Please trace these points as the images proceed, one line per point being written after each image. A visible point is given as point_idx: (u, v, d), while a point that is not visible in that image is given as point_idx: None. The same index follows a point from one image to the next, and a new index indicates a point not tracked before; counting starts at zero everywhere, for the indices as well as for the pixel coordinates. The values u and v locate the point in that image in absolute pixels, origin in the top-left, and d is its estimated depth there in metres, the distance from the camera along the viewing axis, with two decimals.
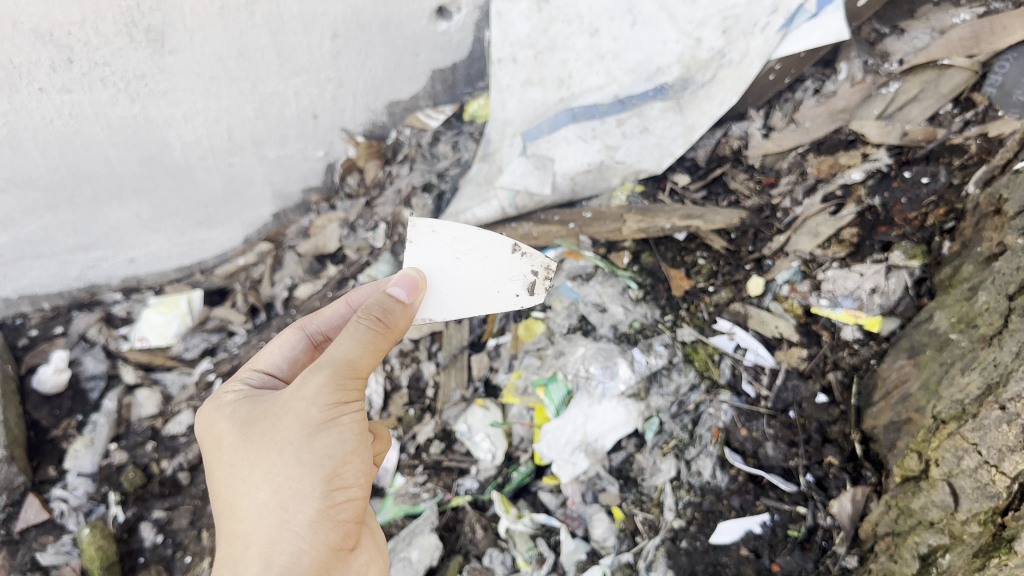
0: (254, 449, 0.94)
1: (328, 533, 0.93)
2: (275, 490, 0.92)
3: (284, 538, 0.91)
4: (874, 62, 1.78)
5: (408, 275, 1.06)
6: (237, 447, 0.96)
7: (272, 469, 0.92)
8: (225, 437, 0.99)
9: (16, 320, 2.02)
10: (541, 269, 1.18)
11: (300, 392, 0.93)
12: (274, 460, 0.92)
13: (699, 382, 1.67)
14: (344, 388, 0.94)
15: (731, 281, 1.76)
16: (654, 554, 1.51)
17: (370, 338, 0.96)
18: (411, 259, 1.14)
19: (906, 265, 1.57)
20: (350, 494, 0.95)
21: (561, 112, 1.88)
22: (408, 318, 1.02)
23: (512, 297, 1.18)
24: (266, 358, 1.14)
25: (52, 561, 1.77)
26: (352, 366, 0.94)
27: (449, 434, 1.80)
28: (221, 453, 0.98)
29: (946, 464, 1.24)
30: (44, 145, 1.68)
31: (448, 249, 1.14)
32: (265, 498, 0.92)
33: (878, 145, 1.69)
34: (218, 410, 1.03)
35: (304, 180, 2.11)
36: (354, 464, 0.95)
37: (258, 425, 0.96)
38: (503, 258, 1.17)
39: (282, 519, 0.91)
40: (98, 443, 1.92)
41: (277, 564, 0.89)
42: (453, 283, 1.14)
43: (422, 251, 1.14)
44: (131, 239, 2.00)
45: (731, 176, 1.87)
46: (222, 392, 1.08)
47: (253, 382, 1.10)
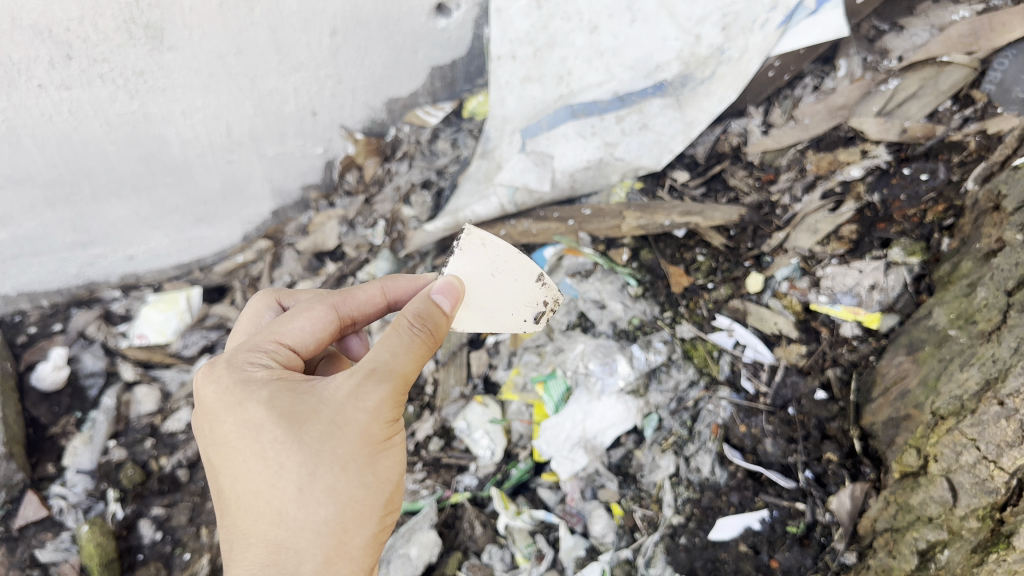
0: (310, 456, 0.89)
1: (371, 556, 0.94)
2: (336, 508, 0.90)
3: (342, 560, 0.90)
4: (873, 59, 1.76)
5: (451, 281, 1.10)
6: (287, 449, 0.89)
7: (335, 486, 0.90)
8: (265, 428, 0.91)
9: (15, 316, 2.02)
10: (551, 300, 1.25)
11: (367, 404, 0.91)
12: (338, 476, 0.90)
13: (698, 379, 1.68)
14: (400, 405, 0.95)
15: (731, 278, 1.77)
16: (653, 550, 1.51)
17: (423, 352, 0.97)
18: (454, 266, 1.14)
19: (905, 261, 1.57)
20: (390, 514, 0.97)
21: (560, 108, 1.87)
22: (449, 325, 1.04)
23: (521, 322, 1.23)
24: (297, 333, 1.06)
25: (51, 557, 1.76)
26: (408, 383, 0.95)
27: (448, 431, 1.80)
28: (261, 446, 0.90)
29: (945, 460, 1.24)
30: (43, 142, 1.68)
31: (488, 264, 1.17)
32: (325, 515, 0.89)
33: (878, 142, 1.69)
34: (247, 389, 0.94)
35: (303, 177, 2.11)
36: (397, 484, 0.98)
37: (312, 427, 0.90)
38: (528, 285, 1.21)
39: (341, 540, 0.90)
40: (97, 440, 1.91)
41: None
42: (481, 296, 1.16)
43: (467, 259, 1.15)
44: (129, 236, 1.99)
45: (730, 172, 1.88)
46: (255, 365, 0.98)
47: (279, 357, 1.02)
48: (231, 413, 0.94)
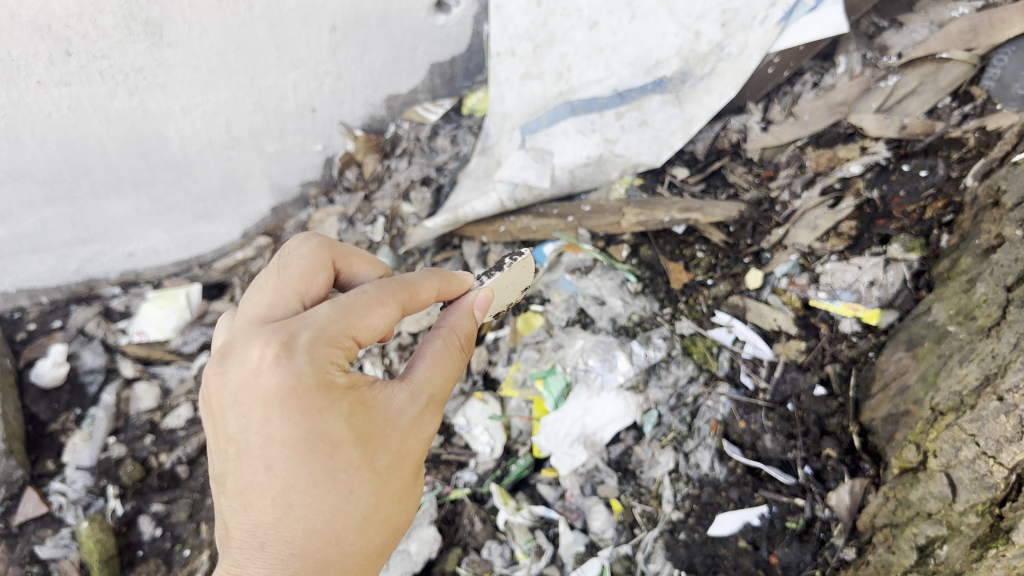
0: (380, 487, 0.93)
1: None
2: (382, 532, 0.95)
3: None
4: (873, 55, 1.76)
5: (482, 297, 1.12)
6: (365, 476, 0.91)
7: (386, 511, 0.95)
8: (342, 448, 0.89)
9: (14, 313, 2.02)
10: None
11: (422, 434, 0.98)
12: (393, 507, 0.96)
13: (697, 375, 1.68)
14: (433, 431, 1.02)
15: (730, 274, 1.76)
16: (652, 546, 1.53)
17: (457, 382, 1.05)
18: (495, 281, 1.24)
19: (904, 257, 1.57)
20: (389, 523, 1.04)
21: (560, 105, 1.88)
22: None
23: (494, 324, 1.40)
24: (369, 331, 0.94)
25: (50, 554, 1.78)
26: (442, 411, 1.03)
27: (448, 426, 1.79)
28: (335, 466, 0.89)
29: (944, 455, 1.24)
30: (42, 138, 1.68)
31: (514, 279, 1.30)
32: (374, 538, 0.94)
33: (877, 138, 1.68)
34: (328, 400, 0.89)
35: (302, 173, 2.11)
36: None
37: (385, 457, 0.94)
38: (520, 296, 1.38)
39: (375, 558, 0.96)
40: (97, 436, 1.92)
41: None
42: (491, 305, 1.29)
43: (508, 272, 1.26)
44: (128, 232, 1.99)
45: (729, 169, 1.87)
46: (328, 367, 0.89)
47: (346, 359, 0.91)
48: (303, 419, 0.87)
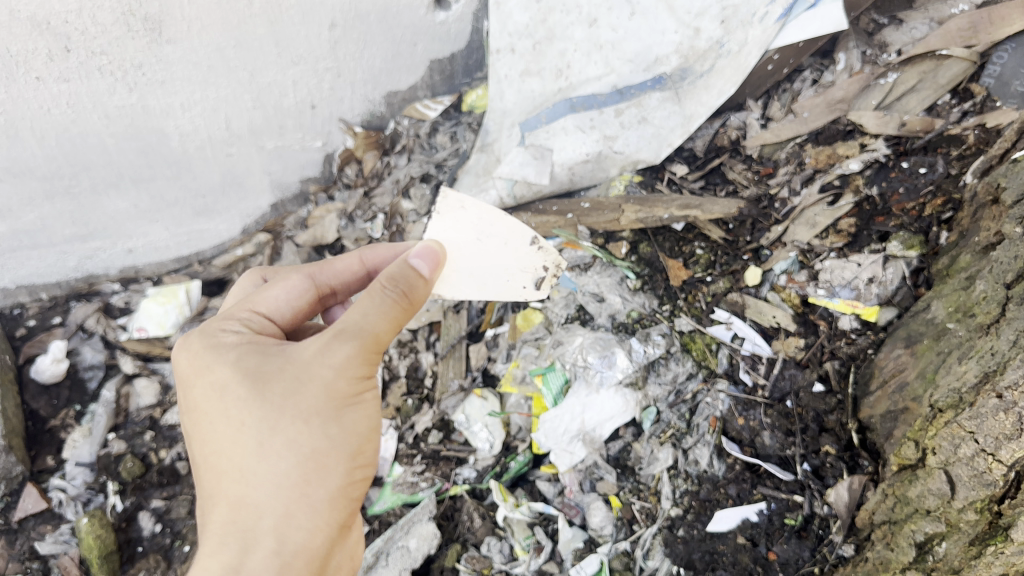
0: (272, 412, 0.90)
1: (341, 508, 0.93)
2: (295, 462, 0.89)
3: (300, 512, 0.89)
4: (873, 53, 1.76)
5: (431, 248, 1.07)
6: (250, 405, 0.91)
7: (291, 438, 0.89)
8: (228, 388, 0.93)
9: (14, 310, 2.01)
10: (552, 266, 1.25)
11: (326, 360, 0.91)
12: (301, 430, 0.90)
13: (696, 371, 1.68)
14: (371, 363, 0.94)
15: (729, 271, 1.76)
16: (651, 542, 1.54)
17: (399, 315, 0.97)
18: (438, 230, 1.18)
19: (903, 255, 1.57)
20: (363, 468, 0.95)
21: (558, 102, 1.88)
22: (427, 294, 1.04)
23: (520, 288, 1.23)
24: (270, 301, 1.09)
25: (51, 550, 1.81)
26: (381, 343, 0.94)
27: (447, 423, 1.81)
28: (227, 404, 0.92)
29: (942, 453, 1.25)
30: (41, 134, 1.68)
31: (469, 228, 1.19)
32: (283, 470, 0.89)
33: (877, 135, 1.68)
34: (215, 352, 0.96)
35: (301, 170, 2.11)
36: (370, 438, 0.95)
37: (276, 384, 0.91)
38: (522, 248, 1.23)
39: (301, 492, 0.89)
40: (97, 432, 1.93)
41: (293, 542, 0.88)
42: (464, 263, 1.18)
43: (446, 223, 1.18)
44: (128, 229, 1.99)
45: (729, 166, 1.86)
46: (220, 331, 1.00)
47: (252, 324, 1.04)
48: (201, 378, 0.96)
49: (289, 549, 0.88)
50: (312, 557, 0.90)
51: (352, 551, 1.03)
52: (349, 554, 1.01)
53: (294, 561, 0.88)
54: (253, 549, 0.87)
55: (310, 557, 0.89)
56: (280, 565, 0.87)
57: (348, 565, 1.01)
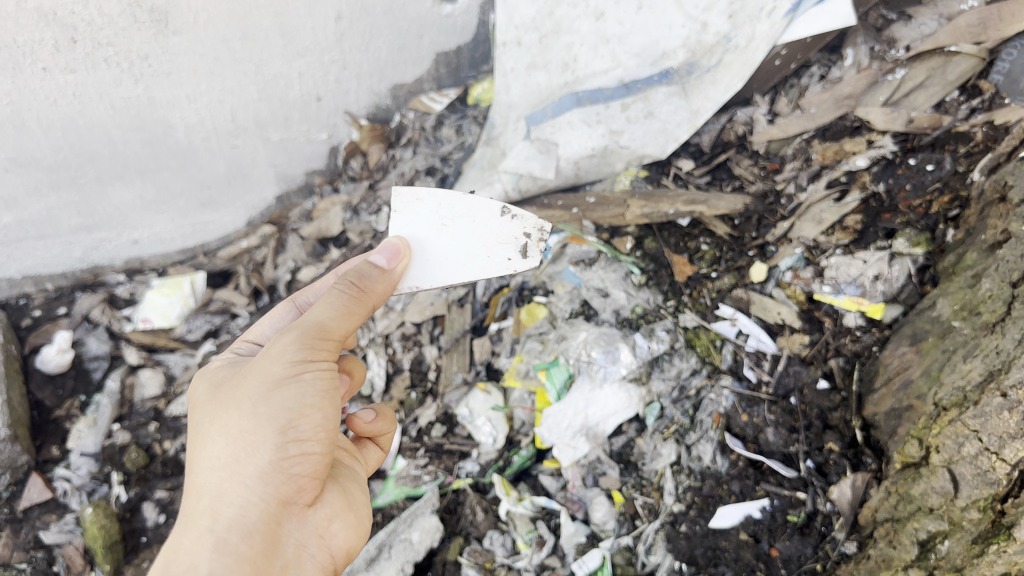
0: (216, 405, 0.96)
1: (278, 485, 0.92)
2: (230, 443, 0.92)
3: (233, 490, 0.91)
4: (881, 49, 1.74)
5: (392, 243, 1.13)
6: (205, 405, 0.98)
7: (228, 422, 0.93)
8: (198, 397, 1.01)
9: (19, 300, 2.03)
10: (534, 231, 1.25)
11: (269, 350, 0.94)
12: (232, 414, 0.93)
13: (700, 368, 1.68)
14: (314, 348, 0.94)
15: (734, 267, 1.76)
16: (653, 537, 1.54)
17: (345, 302, 0.98)
18: (399, 227, 1.19)
19: (909, 252, 1.56)
20: (305, 448, 0.93)
21: (564, 96, 1.87)
22: (388, 284, 1.08)
23: (505, 260, 1.23)
24: (257, 331, 1.17)
25: (55, 539, 1.82)
26: (324, 329, 0.95)
27: (450, 417, 1.81)
28: (194, 411, 1.00)
29: (947, 451, 1.24)
30: (48, 125, 1.68)
31: (432, 216, 1.20)
32: (221, 451, 0.92)
33: (884, 132, 1.67)
34: (201, 374, 1.06)
35: (306, 162, 2.11)
36: (313, 418, 0.93)
37: (227, 383, 0.98)
38: (492, 221, 1.24)
39: (233, 471, 0.91)
40: (101, 423, 1.94)
41: (225, 517, 0.90)
42: (437, 250, 1.19)
43: (407, 218, 1.19)
44: (133, 220, 2.00)
45: (735, 162, 1.86)
46: (211, 360, 1.12)
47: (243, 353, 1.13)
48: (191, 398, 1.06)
49: (221, 525, 0.90)
50: (248, 532, 0.90)
51: (326, 531, 0.99)
52: (317, 534, 0.98)
53: (226, 536, 0.89)
54: (191, 526, 0.91)
55: (245, 533, 0.90)
56: (210, 540, 0.89)
57: (321, 546, 0.98)
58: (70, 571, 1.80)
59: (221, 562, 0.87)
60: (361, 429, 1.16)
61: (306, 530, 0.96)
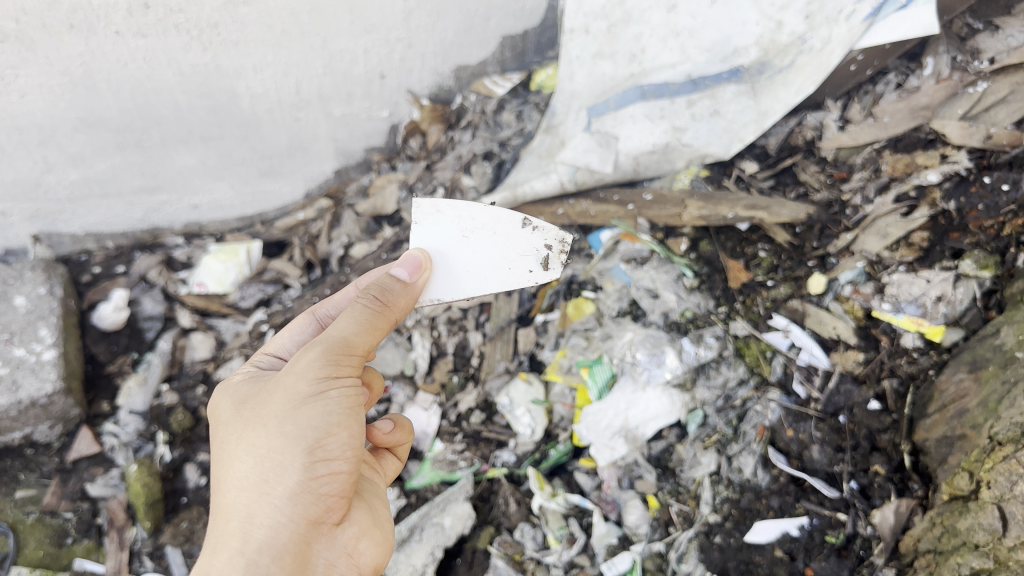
0: (242, 424, 0.99)
1: (307, 505, 0.95)
2: (257, 463, 0.95)
3: (263, 511, 0.94)
4: (964, 59, 1.63)
5: (413, 256, 1.13)
6: (231, 423, 1.01)
7: (255, 442, 0.96)
8: (223, 415, 1.05)
9: (80, 256, 2.07)
10: (555, 242, 1.23)
11: (294, 367, 0.98)
12: (259, 433, 0.96)
13: (748, 378, 1.64)
14: (337, 363, 0.98)
15: (792, 277, 1.68)
16: (686, 546, 1.51)
17: (367, 317, 1.02)
18: (419, 240, 1.19)
19: (976, 275, 1.49)
20: (333, 467, 0.95)
21: (629, 88, 1.81)
22: (410, 297, 1.10)
23: (527, 272, 1.21)
24: (277, 343, 1.21)
25: (100, 492, 1.89)
26: (347, 344, 1.00)
27: (490, 405, 1.81)
28: (220, 430, 1.03)
29: (998, 488, 1.21)
30: (117, 87, 1.72)
31: (452, 228, 1.20)
32: (249, 471, 0.95)
33: (959, 146, 1.57)
34: (223, 390, 1.10)
35: (366, 139, 2.12)
36: (339, 436, 0.96)
37: (252, 401, 1.01)
38: (513, 232, 1.22)
39: (263, 492, 0.94)
40: (151, 382, 2.00)
41: (256, 539, 0.93)
42: (456, 262, 1.18)
43: (428, 231, 1.19)
44: (195, 185, 2.03)
45: (802, 167, 1.77)
46: (233, 375, 1.16)
47: (263, 365, 1.17)
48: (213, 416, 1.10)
49: (252, 547, 0.92)
50: (280, 554, 0.93)
51: (354, 550, 1.02)
52: (346, 553, 1.00)
53: (257, 558, 0.92)
54: (221, 549, 0.94)
55: (276, 554, 0.92)
56: (242, 562, 0.91)
57: (350, 565, 1.01)
58: (112, 525, 1.86)
59: None
60: (379, 440, 1.17)
61: (336, 550, 0.99)
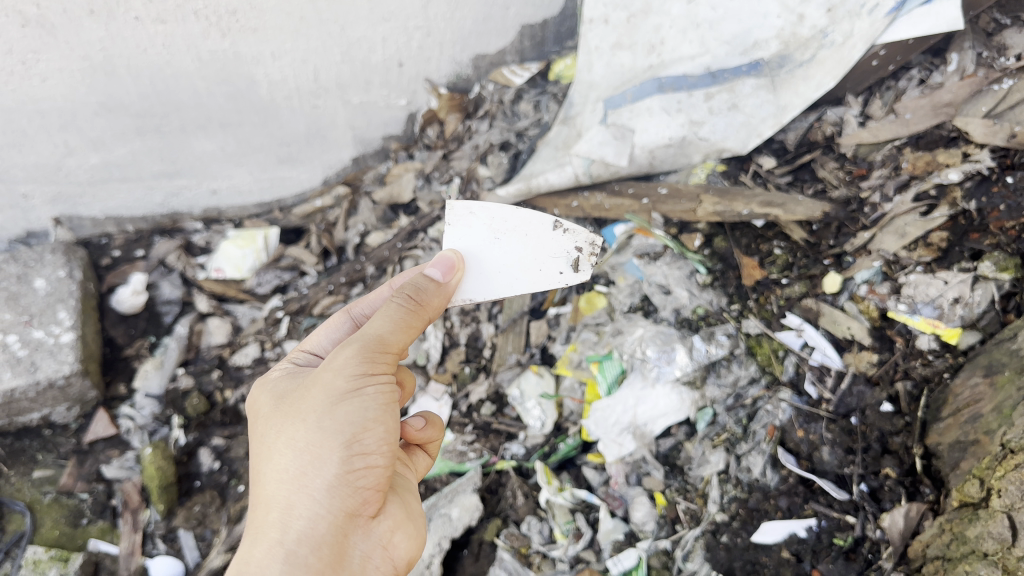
0: (281, 419, 1.00)
1: (345, 498, 0.95)
2: (297, 455, 0.96)
3: (302, 502, 0.94)
4: (989, 55, 1.59)
5: (446, 256, 1.13)
6: (271, 418, 1.03)
7: (294, 436, 0.97)
8: (262, 410, 1.06)
9: (101, 239, 2.09)
10: (585, 245, 1.24)
11: (331, 364, 0.99)
12: (299, 427, 0.97)
13: (759, 377, 1.62)
14: (373, 361, 0.98)
15: (806, 275, 1.66)
16: (692, 544, 1.52)
17: (402, 315, 1.02)
18: (451, 242, 1.18)
19: (994, 277, 1.46)
20: (369, 461, 0.96)
21: (647, 80, 1.78)
22: (444, 297, 1.10)
23: (557, 274, 1.22)
24: (313, 341, 1.21)
25: (115, 474, 1.91)
26: (382, 342, 1.00)
27: (501, 396, 1.82)
28: (260, 426, 1.04)
29: (1008, 496, 1.19)
30: (137, 72, 1.73)
31: (483, 230, 1.19)
32: (288, 464, 0.96)
33: (982, 145, 1.53)
34: (262, 385, 1.12)
35: (384, 127, 2.12)
36: (376, 431, 0.96)
37: (291, 397, 1.02)
38: (544, 235, 1.23)
39: (302, 484, 0.95)
40: (167, 366, 2.02)
41: (295, 530, 0.93)
42: (488, 262, 1.18)
43: (460, 233, 1.18)
44: (214, 171, 2.04)
45: (820, 163, 1.74)
46: (269, 371, 1.17)
47: (300, 362, 1.18)
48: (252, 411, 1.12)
49: (291, 538, 0.93)
50: (318, 544, 0.93)
51: (389, 542, 1.01)
52: (381, 545, 1.00)
53: (296, 548, 0.92)
54: (262, 539, 0.94)
55: (314, 545, 0.93)
56: (282, 553, 0.92)
57: (385, 557, 1.00)
58: (126, 507, 1.87)
59: None
60: (412, 436, 1.18)
61: (371, 542, 0.99)
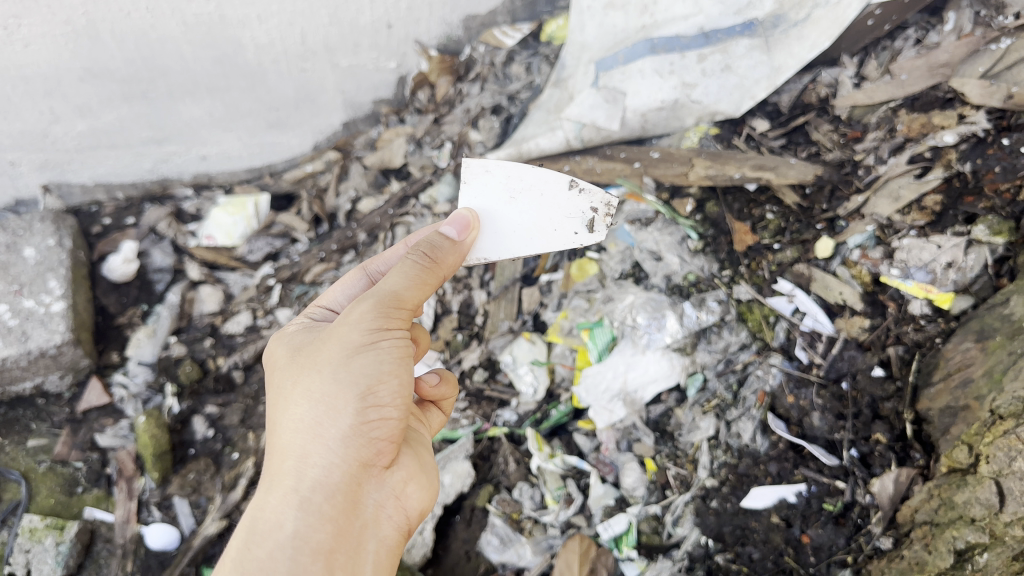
0: (296, 369, 0.99)
1: (359, 448, 0.95)
2: (312, 406, 0.95)
3: (316, 452, 0.94)
4: (987, 14, 1.56)
5: (460, 215, 1.12)
6: (286, 368, 1.02)
7: (310, 386, 0.96)
8: (278, 360, 1.05)
9: (90, 207, 2.06)
10: (601, 205, 1.21)
11: (347, 318, 0.97)
12: (314, 377, 0.96)
13: (750, 342, 1.62)
14: (388, 316, 0.97)
15: (799, 240, 1.65)
16: (682, 509, 1.54)
17: (417, 272, 1.00)
18: (466, 200, 1.17)
19: (988, 241, 1.45)
20: (384, 413, 0.95)
21: (639, 41, 1.73)
22: (458, 255, 1.08)
23: (572, 234, 1.20)
24: (329, 296, 1.20)
25: (109, 442, 1.91)
26: (398, 298, 0.98)
27: (494, 363, 1.80)
28: (275, 376, 1.04)
29: (996, 463, 1.21)
30: (121, 38, 1.70)
31: (499, 189, 1.18)
32: (303, 414, 0.96)
33: (978, 106, 1.50)
34: (278, 337, 1.11)
35: (375, 91, 2.08)
36: (391, 384, 0.95)
37: (306, 349, 1.01)
38: (560, 194, 1.20)
39: (317, 434, 0.95)
40: (159, 334, 2.02)
41: (309, 478, 0.94)
42: (503, 223, 1.17)
43: (475, 191, 1.17)
44: (204, 136, 2.00)
45: (814, 126, 1.72)
46: (286, 325, 1.16)
47: (315, 318, 1.17)
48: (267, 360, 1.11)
49: (306, 485, 0.94)
50: (331, 492, 0.94)
51: (401, 493, 1.03)
52: (393, 495, 1.01)
53: (310, 495, 0.93)
54: (276, 485, 0.95)
55: (328, 493, 0.94)
56: (296, 499, 0.93)
57: (397, 507, 1.01)
58: (121, 475, 1.87)
59: (307, 520, 0.92)
60: (426, 392, 1.18)
61: (384, 492, 1.00)
